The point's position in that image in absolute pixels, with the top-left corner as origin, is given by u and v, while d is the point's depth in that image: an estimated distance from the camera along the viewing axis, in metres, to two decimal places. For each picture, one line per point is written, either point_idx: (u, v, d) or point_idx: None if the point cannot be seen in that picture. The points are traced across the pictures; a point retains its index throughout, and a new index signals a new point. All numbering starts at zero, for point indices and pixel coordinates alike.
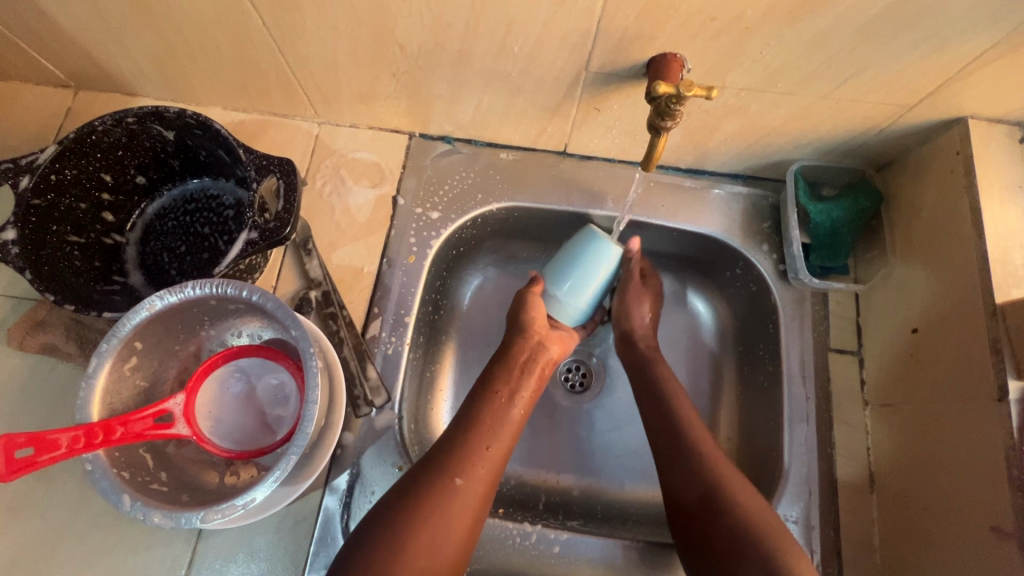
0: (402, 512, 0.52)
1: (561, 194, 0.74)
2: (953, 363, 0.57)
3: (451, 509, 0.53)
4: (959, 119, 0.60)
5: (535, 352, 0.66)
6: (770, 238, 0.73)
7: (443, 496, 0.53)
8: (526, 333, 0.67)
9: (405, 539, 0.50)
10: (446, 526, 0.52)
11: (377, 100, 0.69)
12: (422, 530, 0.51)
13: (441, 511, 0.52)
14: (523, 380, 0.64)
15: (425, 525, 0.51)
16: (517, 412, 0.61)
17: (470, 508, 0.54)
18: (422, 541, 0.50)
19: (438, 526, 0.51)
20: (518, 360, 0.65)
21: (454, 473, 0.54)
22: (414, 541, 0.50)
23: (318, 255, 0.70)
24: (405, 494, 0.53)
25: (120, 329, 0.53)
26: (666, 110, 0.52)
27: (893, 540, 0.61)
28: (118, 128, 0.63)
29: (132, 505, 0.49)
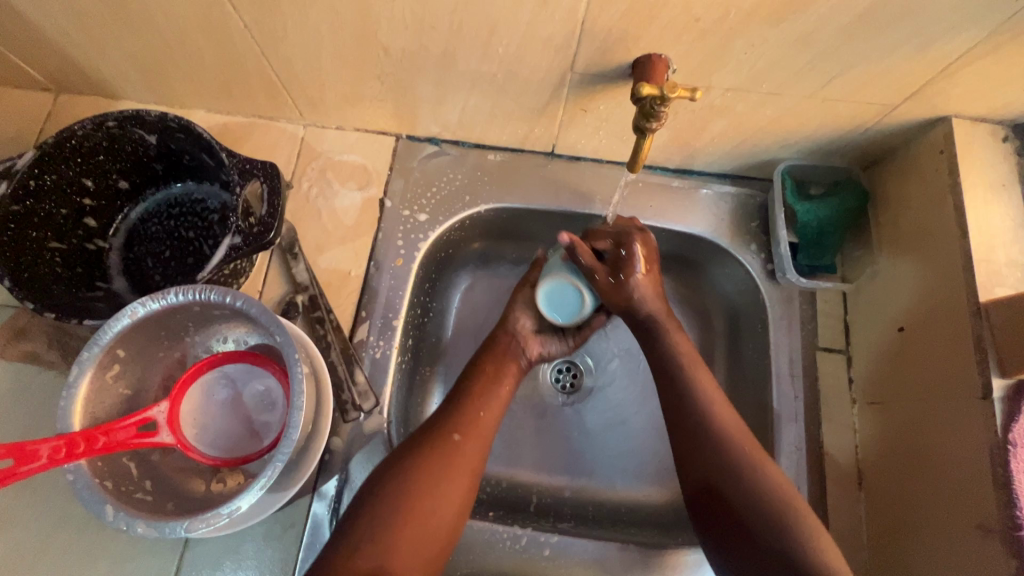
0: (405, 465, 0.56)
1: (549, 195, 0.74)
2: (938, 361, 0.57)
3: (452, 462, 0.57)
4: (942, 118, 0.61)
5: (521, 343, 0.68)
6: (758, 237, 0.73)
7: (443, 451, 0.57)
8: (508, 323, 0.70)
9: (407, 489, 0.54)
10: (446, 478, 0.56)
11: (363, 102, 0.69)
12: (423, 481, 0.55)
13: (441, 465, 0.56)
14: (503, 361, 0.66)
15: (425, 477, 0.55)
16: (505, 390, 0.64)
17: (468, 462, 0.57)
18: (423, 492, 0.54)
19: (438, 478, 0.55)
20: (503, 344, 0.68)
21: (454, 430, 0.58)
22: (416, 489, 0.54)
23: (305, 259, 0.70)
24: (409, 448, 0.57)
25: (101, 337, 0.53)
26: (651, 112, 0.52)
27: (881, 537, 0.61)
28: (98, 133, 0.62)
29: (115, 515, 0.49)
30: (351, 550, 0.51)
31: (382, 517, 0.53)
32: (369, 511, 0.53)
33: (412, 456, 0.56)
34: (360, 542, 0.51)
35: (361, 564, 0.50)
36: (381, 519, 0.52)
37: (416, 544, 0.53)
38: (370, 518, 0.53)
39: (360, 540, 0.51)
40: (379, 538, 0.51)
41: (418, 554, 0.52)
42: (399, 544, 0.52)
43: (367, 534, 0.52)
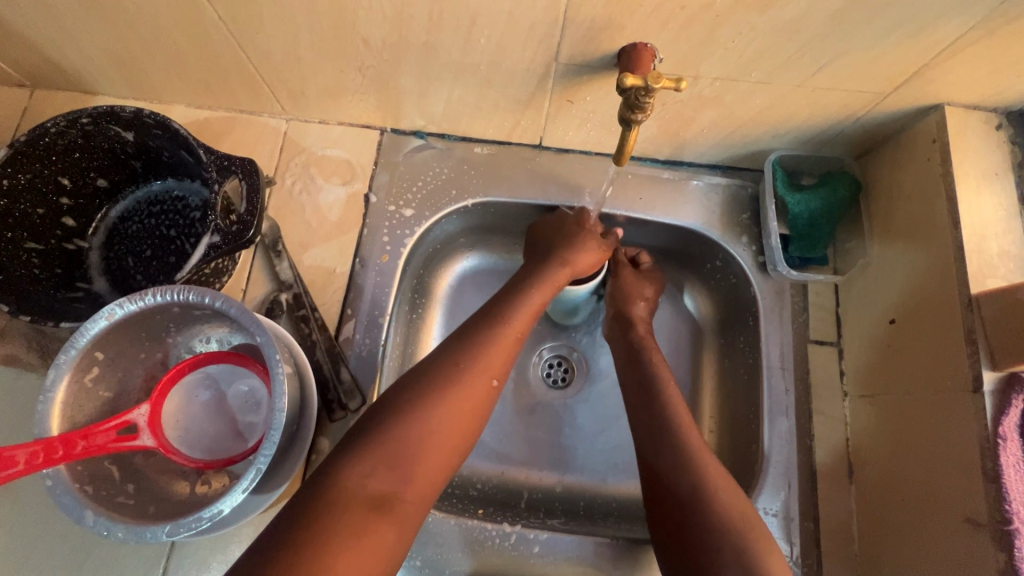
0: (429, 396, 0.50)
1: (537, 188, 0.73)
2: (934, 345, 0.56)
3: (480, 404, 0.52)
4: (935, 106, 0.59)
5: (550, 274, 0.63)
6: (749, 229, 0.72)
7: (480, 388, 0.53)
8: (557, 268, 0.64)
9: (430, 423, 0.49)
10: (472, 414, 0.52)
11: (345, 95, 0.67)
12: (452, 415, 0.50)
13: (472, 403, 0.52)
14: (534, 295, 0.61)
15: (453, 412, 0.50)
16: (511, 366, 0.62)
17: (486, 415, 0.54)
18: (451, 425, 0.50)
19: (466, 415, 0.51)
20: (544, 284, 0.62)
21: (493, 375, 0.54)
22: (442, 422, 0.50)
23: (289, 256, 0.68)
24: (436, 377, 0.52)
25: (78, 340, 0.52)
26: (636, 103, 0.50)
27: (872, 530, 0.61)
28: (72, 130, 0.61)
29: (95, 520, 0.48)
30: (365, 471, 0.46)
31: (399, 446, 0.48)
32: (385, 440, 0.48)
33: (441, 388, 0.51)
34: (374, 468, 0.46)
35: (374, 487, 0.45)
36: (396, 447, 0.47)
37: (428, 478, 0.48)
38: (386, 447, 0.47)
39: (373, 465, 0.46)
40: (393, 468, 0.47)
41: (427, 490, 0.48)
42: (412, 475, 0.47)
43: (382, 461, 0.47)
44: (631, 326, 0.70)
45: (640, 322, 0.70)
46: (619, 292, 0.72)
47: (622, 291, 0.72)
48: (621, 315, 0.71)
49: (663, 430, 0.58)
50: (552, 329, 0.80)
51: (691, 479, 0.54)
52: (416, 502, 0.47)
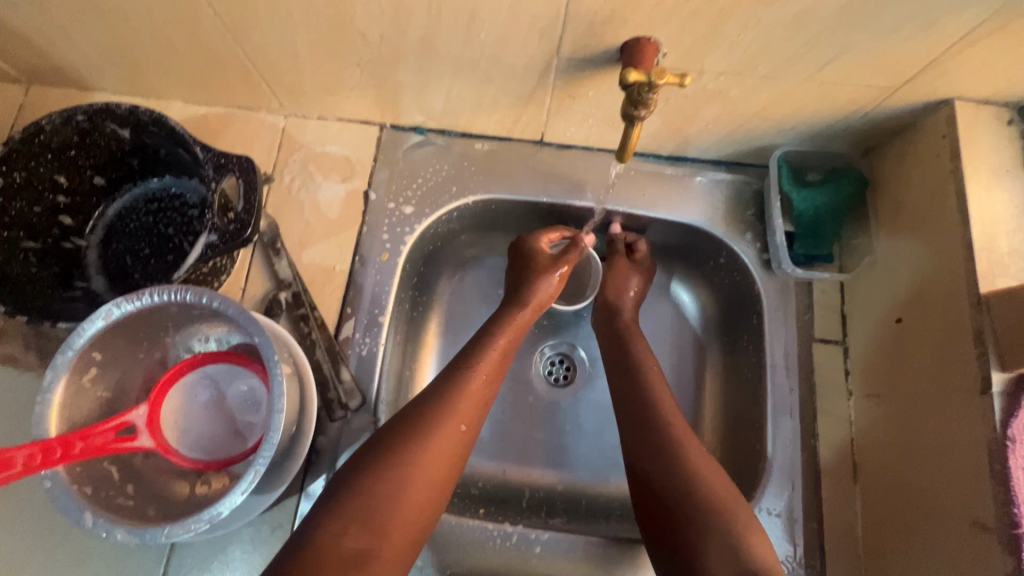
0: (398, 449, 0.50)
1: (538, 184, 0.72)
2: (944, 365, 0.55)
3: (450, 452, 0.52)
4: (945, 101, 0.58)
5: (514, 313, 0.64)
6: (753, 226, 0.71)
7: (447, 437, 0.53)
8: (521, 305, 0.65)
9: (402, 477, 0.49)
10: (445, 464, 0.52)
11: (344, 91, 0.66)
12: (423, 470, 0.50)
13: (444, 454, 0.52)
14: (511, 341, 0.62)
15: (424, 463, 0.51)
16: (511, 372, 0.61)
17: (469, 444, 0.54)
18: (422, 478, 0.50)
19: (437, 465, 0.51)
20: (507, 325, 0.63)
21: (461, 420, 0.54)
22: (413, 475, 0.50)
23: (288, 255, 0.68)
24: (403, 430, 0.52)
25: (75, 340, 0.51)
26: (639, 99, 0.49)
27: (876, 531, 0.60)
28: (68, 127, 0.60)
29: (95, 522, 0.48)
30: (339, 530, 0.46)
31: (373, 500, 0.48)
32: (360, 495, 0.48)
33: (413, 437, 0.51)
34: (347, 525, 0.46)
35: (349, 544, 0.45)
36: (369, 499, 0.48)
37: (403, 533, 0.48)
38: (361, 500, 0.48)
39: (347, 520, 0.46)
40: (367, 520, 0.47)
41: (402, 546, 0.48)
42: (387, 530, 0.47)
43: (356, 515, 0.47)
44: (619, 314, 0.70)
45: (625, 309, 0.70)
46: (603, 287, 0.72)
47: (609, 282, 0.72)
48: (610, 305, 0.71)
49: (649, 427, 0.58)
50: (554, 327, 0.79)
51: (678, 477, 0.54)
52: (390, 559, 0.47)
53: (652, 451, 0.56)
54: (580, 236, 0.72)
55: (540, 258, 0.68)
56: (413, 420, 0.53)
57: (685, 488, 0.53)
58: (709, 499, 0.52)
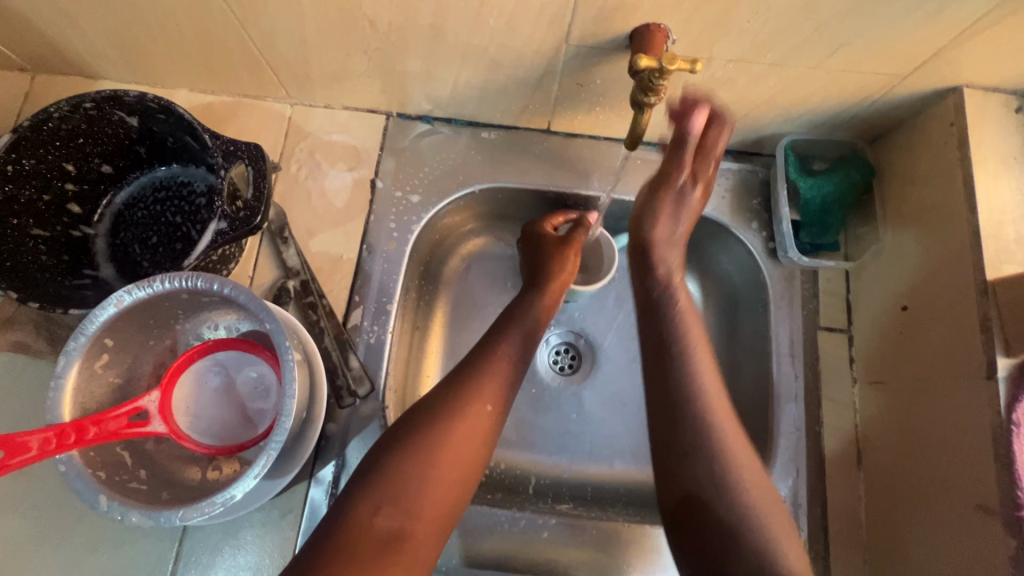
0: (421, 431, 0.51)
1: (545, 173, 0.72)
2: (948, 350, 0.55)
3: (478, 433, 0.53)
4: (954, 88, 0.58)
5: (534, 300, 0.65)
6: (759, 215, 0.71)
7: (474, 416, 0.53)
8: (539, 292, 0.66)
9: (431, 456, 0.50)
10: (473, 445, 0.52)
11: (351, 79, 0.66)
12: (452, 451, 0.51)
13: (471, 434, 0.52)
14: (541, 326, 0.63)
15: (452, 444, 0.51)
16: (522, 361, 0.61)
17: (495, 426, 0.55)
18: (451, 459, 0.51)
19: (465, 446, 0.52)
20: (530, 310, 0.64)
21: (487, 400, 0.54)
22: (441, 456, 0.50)
23: (295, 243, 0.68)
24: (430, 413, 0.53)
25: (87, 326, 0.52)
26: (649, 86, 0.49)
27: (879, 516, 0.61)
28: (76, 114, 0.60)
29: (109, 505, 0.48)
30: (373, 510, 0.47)
31: (405, 481, 0.48)
32: (389, 476, 0.48)
33: (438, 419, 0.52)
34: (381, 504, 0.47)
35: (383, 524, 0.46)
36: (395, 480, 0.48)
37: (435, 513, 0.49)
38: (390, 482, 0.48)
39: (380, 501, 0.47)
40: (399, 500, 0.48)
41: (435, 523, 0.49)
42: (419, 510, 0.48)
43: (389, 495, 0.47)
44: (657, 265, 0.62)
45: (661, 264, 0.62)
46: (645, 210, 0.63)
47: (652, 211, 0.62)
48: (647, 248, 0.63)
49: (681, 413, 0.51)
50: (559, 315, 0.79)
51: (707, 465, 0.49)
52: (424, 538, 0.47)
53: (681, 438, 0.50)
54: (585, 215, 0.72)
55: (549, 239, 0.69)
56: (425, 404, 0.54)
57: (715, 474, 0.48)
58: (736, 486, 0.48)
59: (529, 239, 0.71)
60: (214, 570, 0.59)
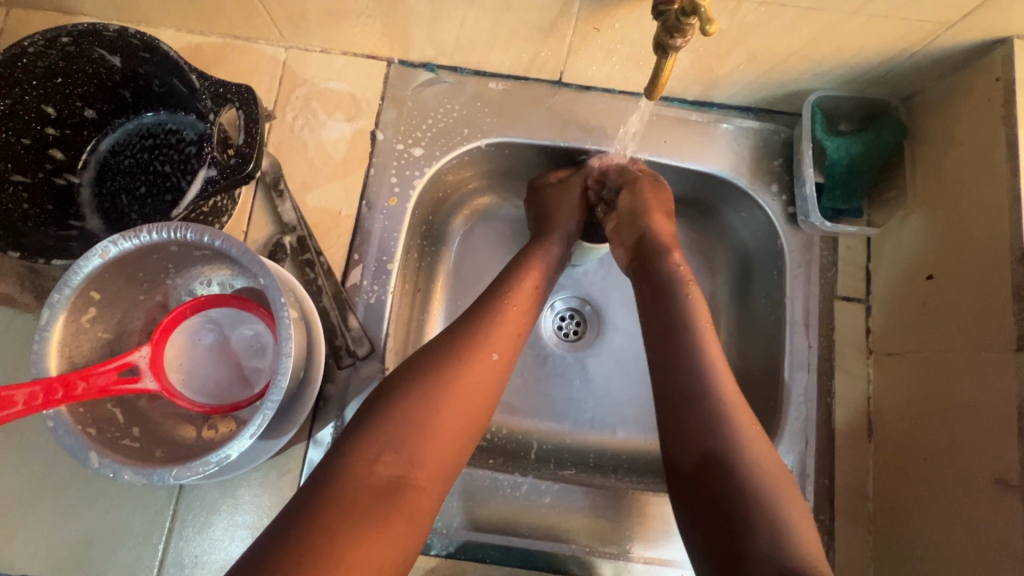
0: (421, 383, 0.49)
1: (555, 128, 0.68)
2: (979, 314, 0.53)
3: (482, 381, 0.51)
4: (1003, 40, 0.53)
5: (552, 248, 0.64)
6: (780, 177, 0.68)
7: (477, 361, 0.52)
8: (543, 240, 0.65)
9: (435, 403, 0.48)
10: (477, 393, 0.51)
11: (349, 19, 0.61)
12: (457, 406, 0.49)
13: (474, 383, 0.51)
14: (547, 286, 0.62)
15: (454, 396, 0.49)
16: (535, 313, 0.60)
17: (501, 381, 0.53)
18: (456, 407, 0.49)
19: (470, 404, 0.50)
20: (536, 261, 0.62)
21: (493, 349, 0.53)
22: (445, 402, 0.49)
23: (291, 197, 0.65)
24: (431, 364, 0.50)
25: (71, 278, 0.49)
26: (676, 26, 0.45)
27: (889, 488, 0.60)
28: (52, 50, 0.56)
29: (100, 462, 0.47)
30: (372, 458, 0.45)
31: (403, 433, 0.46)
32: (391, 424, 0.47)
33: (438, 374, 0.50)
34: (381, 452, 0.45)
35: (383, 473, 0.44)
36: (398, 431, 0.46)
37: (438, 462, 0.47)
38: (392, 430, 0.46)
39: (381, 448, 0.45)
40: (400, 450, 0.46)
41: (439, 470, 0.47)
42: (422, 459, 0.46)
43: (389, 445, 0.46)
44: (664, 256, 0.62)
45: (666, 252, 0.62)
46: (634, 208, 0.64)
47: (642, 206, 0.64)
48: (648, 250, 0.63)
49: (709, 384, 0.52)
50: (565, 280, 0.77)
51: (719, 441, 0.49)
52: (426, 486, 0.46)
53: (693, 410, 0.51)
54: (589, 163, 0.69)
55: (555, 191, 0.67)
56: (425, 359, 0.51)
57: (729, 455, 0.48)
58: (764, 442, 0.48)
59: (537, 196, 0.68)
60: (211, 528, 0.58)
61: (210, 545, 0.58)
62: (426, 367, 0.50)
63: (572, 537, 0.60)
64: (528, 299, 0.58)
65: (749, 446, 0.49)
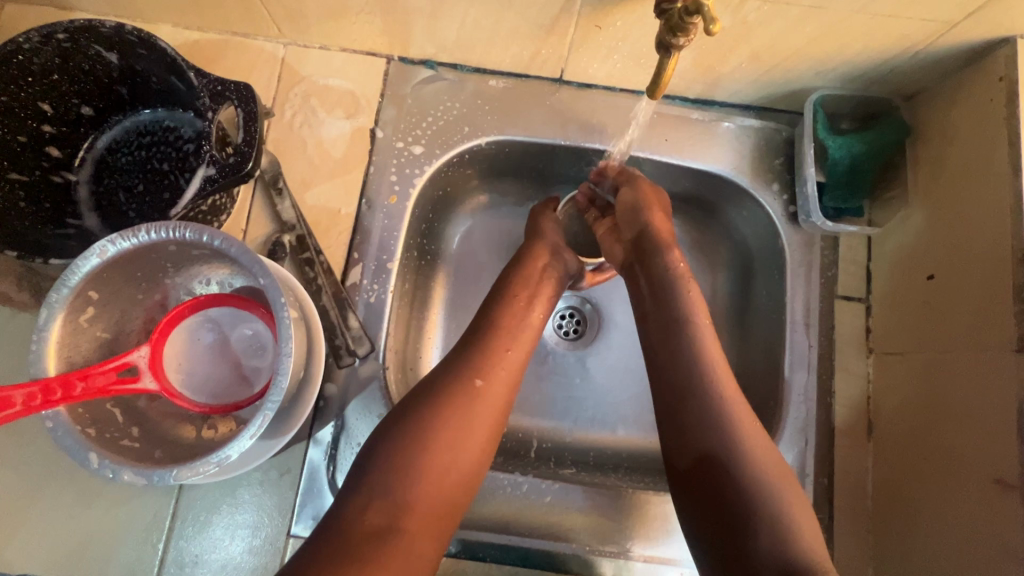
0: (409, 427, 0.49)
1: (556, 126, 0.68)
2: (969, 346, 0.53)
3: (472, 410, 0.51)
4: (1006, 39, 0.53)
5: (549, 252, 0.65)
6: (781, 176, 0.67)
7: (464, 391, 0.51)
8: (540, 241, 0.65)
9: (422, 440, 0.48)
10: (466, 419, 0.50)
11: (348, 15, 0.61)
12: (456, 410, 0.50)
13: (461, 412, 0.50)
14: (541, 287, 0.62)
15: (444, 432, 0.49)
16: (533, 315, 0.60)
17: (504, 391, 0.53)
18: (445, 443, 0.49)
19: (460, 422, 0.50)
20: (533, 266, 0.63)
21: (476, 375, 0.53)
22: (434, 436, 0.49)
23: (291, 195, 0.64)
24: (419, 406, 0.50)
25: (69, 278, 0.49)
26: (679, 24, 0.44)
27: (888, 487, 0.60)
28: (48, 47, 0.55)
29: (100, 463, 0.46)
30: (362, 508, 0.45)
31: (394, 475, 0.47)
32: (382, 464, 0.47)
33: (424, 413, 0.50)
34: (371, 500, 0.46)
35: (374, 521, 0.45)
36: (389, 477, 0.47)
37: (432, 499, 0.47)
38: (383, 471, 0.47)
39: (371, 495, 0.46)
40: (391, 495, 0.46)
41: (434, 506, 0.47)
42: (414, 500, 0.46)
43: (378, 490, 0.46)
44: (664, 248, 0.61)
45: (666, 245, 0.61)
46: (635, 202, 0.63)
47: (640, 200, 0.63)
48: (647, 243, 0.61)
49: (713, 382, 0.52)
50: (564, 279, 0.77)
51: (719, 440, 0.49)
52: (421, 524, 0.46)
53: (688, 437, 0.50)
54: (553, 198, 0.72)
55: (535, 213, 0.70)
56: (412, 400, 0.51)
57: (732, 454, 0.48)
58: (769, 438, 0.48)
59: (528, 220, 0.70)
60: (211, 527, 0.58)
61: (210, 544, 0.58)
62: (411, 410, 0.50)
63: (573, 536, 0.61)
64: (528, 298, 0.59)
65: (752, 445, 0.49)
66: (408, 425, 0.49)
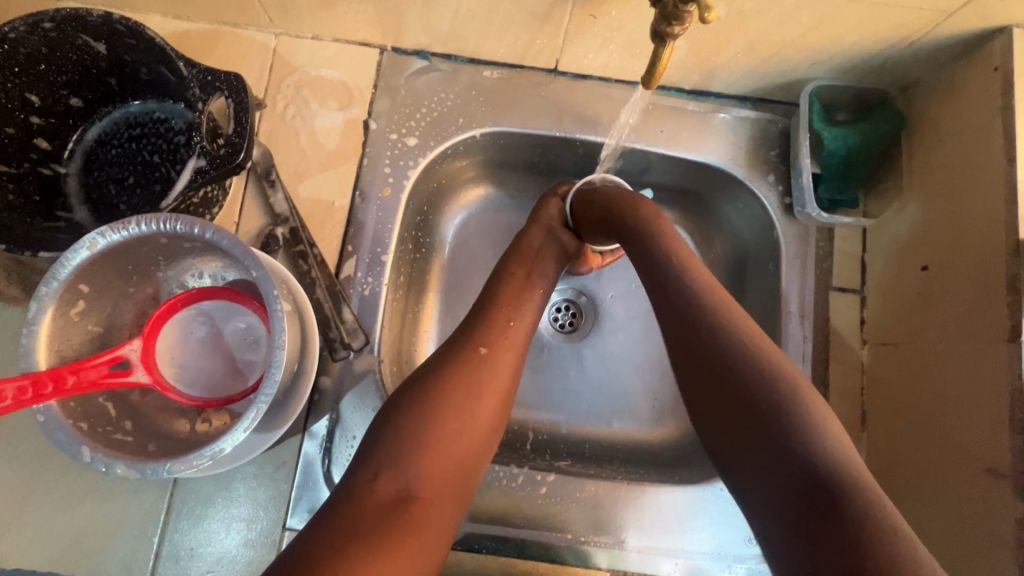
0: (417, 399, 0.49)
1: (551, 118, 0.67)
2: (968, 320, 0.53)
3: (480, 379, 0.51)
4: (1001, 29, 0.53)
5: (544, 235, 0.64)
6: (777, 168, 0.67)
7: (467, 360, 0.52)
8: (537, 225, 0.65)
9: (432, 410, 0.48)
10: (472, 390, 0.50)
11: (339, 5, 0.60)
12: (462, 383, 0.50)
13: (466, 381, 0.50)
14: (540, 263, 0.62)
15: (448, 398, 0.49)
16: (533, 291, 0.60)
17: (507, 372, 0.53)
18: (452, 412, 0.49)
19: (466, 391, 0.50)
20: (530, 248, 0.63)
21: (479, 342, 0.53)
22: (440, 405, 0.49)
23: (283, 187, 0.64)
24: (428, 378, 0.50)
25: (59, 271, 0.48)
26: (673, 12, 0.44)
27: (882, 478, 0.60)
28: (34, 37, 0.54)
29: (92, 457, 0.46)
30: (371, 476, 0.45)
31: (404, 446, 0.46)
32: (392, 435, 0.47)
33: (433, 382, 0.50)
34: (380, 469, 0.45)
35: (384, 489, 0.44)
36: (400, 445, 0.46)
37: (440, 470, 0.47)
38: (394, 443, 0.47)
39: (378, 466, 0.45)
40: (401, 466, 0.46)
41: (445, 477, 0.47)
42: (425, 470, 0.46)
43: (390, 457, 0.46)
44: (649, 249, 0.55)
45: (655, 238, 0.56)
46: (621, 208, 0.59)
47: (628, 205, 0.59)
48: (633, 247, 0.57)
49: None
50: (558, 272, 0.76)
51: None
52: (433, 492, 0.46)
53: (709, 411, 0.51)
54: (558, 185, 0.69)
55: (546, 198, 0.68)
56: (421, 374, 0.51)
57: None
58: None
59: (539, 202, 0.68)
60: (206, 521, 0.58)
61: (205, 538, 0.57)
62: (421, 383, 0.50)
63: (568, 527, 0.61)
64: (519, 290, 0.59)
65: None
66: (418, 395, 0.49)
